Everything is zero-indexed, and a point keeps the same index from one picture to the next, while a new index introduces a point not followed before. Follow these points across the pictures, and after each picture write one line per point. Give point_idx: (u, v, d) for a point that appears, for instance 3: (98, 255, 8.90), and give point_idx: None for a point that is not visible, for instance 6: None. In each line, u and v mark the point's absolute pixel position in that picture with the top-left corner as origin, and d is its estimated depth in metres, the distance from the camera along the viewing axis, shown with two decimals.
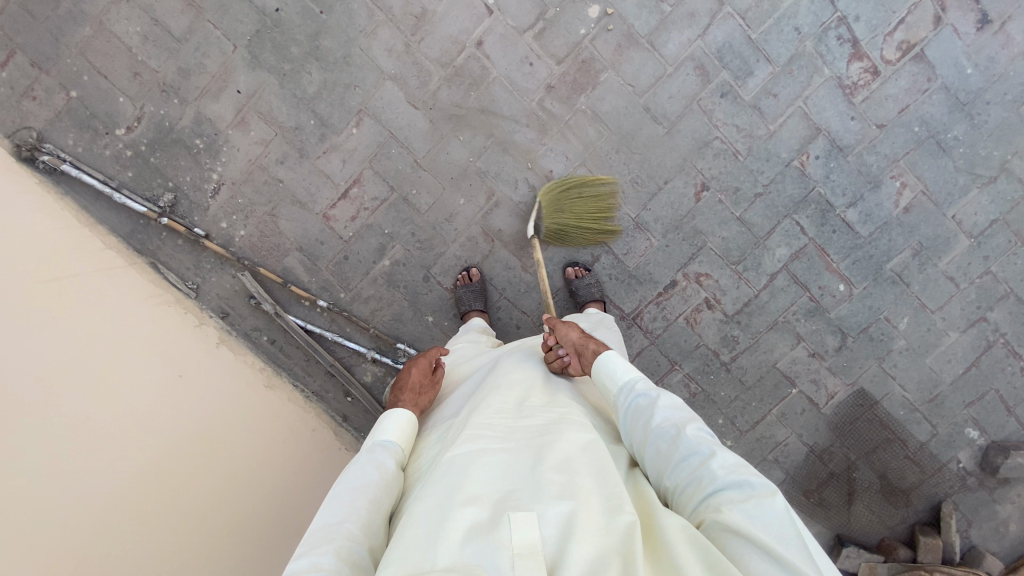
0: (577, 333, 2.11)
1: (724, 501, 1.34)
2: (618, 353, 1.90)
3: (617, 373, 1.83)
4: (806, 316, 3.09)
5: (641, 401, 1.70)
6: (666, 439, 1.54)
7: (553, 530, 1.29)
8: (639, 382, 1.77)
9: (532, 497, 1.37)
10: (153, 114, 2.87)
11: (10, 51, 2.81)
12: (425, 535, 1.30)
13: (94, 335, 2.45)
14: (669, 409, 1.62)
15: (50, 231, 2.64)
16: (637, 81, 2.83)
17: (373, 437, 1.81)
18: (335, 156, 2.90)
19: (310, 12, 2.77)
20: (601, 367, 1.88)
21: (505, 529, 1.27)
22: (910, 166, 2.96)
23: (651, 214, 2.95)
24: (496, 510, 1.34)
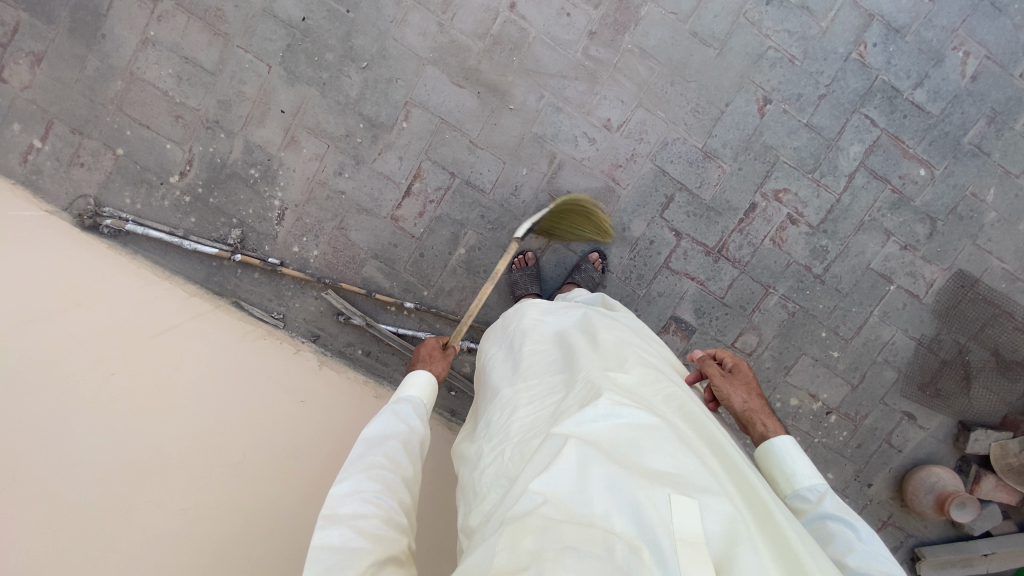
0: (738, 401, 1.88)
1: None
2: (795, 444, 1.68)
3: (800, 475, 1.62)
4: (892, 210, 3.02)
5: (843, 530, 1.47)
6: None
7: (717, 524, 1.21)
8: (822, 492, 1.57)
9: (688, 481, 1.29)
10: (202, 153, 2.84)
11: (48, 122, 2.77)
12: (572, 497, 1.24)
13: (208, 365, 2.33)
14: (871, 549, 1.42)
15: (128, 287, 2.55)
16: (678, 8, 2.74)
17: (404, 387, 1.85)
18: (391, 156, 2.86)
19: (337, 14, 2.71)
20: (772, 456, 1.68)
21: (660, 505, 1.19)
22: (969, 33, 2.87)
23: (718, 139, 2.88)
24: (649, 481, 1.25)
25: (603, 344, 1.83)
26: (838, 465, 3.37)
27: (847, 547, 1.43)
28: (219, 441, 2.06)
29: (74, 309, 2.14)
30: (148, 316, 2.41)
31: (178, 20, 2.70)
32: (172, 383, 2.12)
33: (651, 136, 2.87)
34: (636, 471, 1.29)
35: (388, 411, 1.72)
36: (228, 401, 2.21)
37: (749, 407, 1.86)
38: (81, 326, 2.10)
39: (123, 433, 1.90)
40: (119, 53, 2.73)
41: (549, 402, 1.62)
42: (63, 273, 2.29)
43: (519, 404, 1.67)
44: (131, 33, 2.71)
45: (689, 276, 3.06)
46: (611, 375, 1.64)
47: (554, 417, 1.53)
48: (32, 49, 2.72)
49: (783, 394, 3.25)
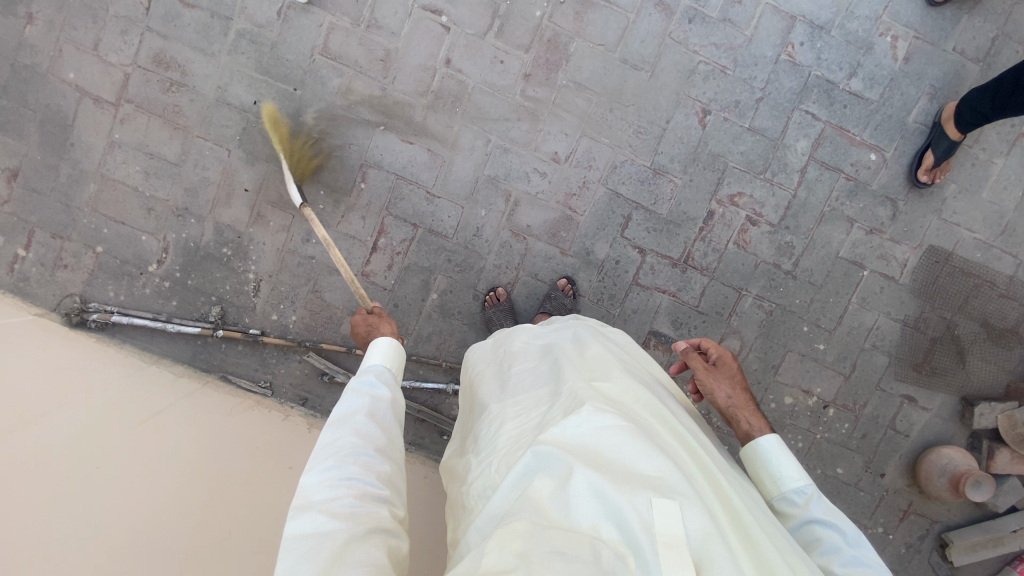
0: (722, 395, 1.88)
1: None
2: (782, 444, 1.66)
3: (789, 477, 1.60)
4: (850, 197, 3.04)
5: (830, 532, 1.49)
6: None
7: (694, 523, 1.19)
8: (811, 493, 1.57)
9: (666, 481, 1.27)
10: (176, 239, 2.98)
11: (30, 231, 2.96)
12: (555, 506, 1.20)
13: (195, 441, 2.37)
14: (858, 551, 1.45)
15: (108, 380, 2.58)
16: (606, 39, 2.86)
17: (366, 359, 1.84)
18: (354, 217, 2.97)
19: (285, 93, 2.85)
20: (762, 457, 1.66)
21: (643, 507, 1.17)
22: (894, 18, 2.93)
23: (665, 156, 2.96)
24: (632, 483, 1.23)
25: (589, 356, 1.82)
26: (846, 458, 3.30)
27: (834, 552, 1.45)
28: (210, 507, 2.06)
29: (54, 410, 2.16)
30: (128, 406, 2.42)
31: (139, 121, 2.87)
32: (159, 455, 2.16)
33: (599, 162, 2.96)
34: (617, 473, 1.27)
35: (352, 388, 1.70)
36: (214, 470, 2.23)
37: (733, 401, 1.86)
38: (63, 425, 2.11)
39: (109, 515, 1.85)
40: (88, 158, 2.91)
41: (533, 414, 1.59)
42: (35, 375, 2.30)
43: (506, 418, 1.64)
44: (98, 139, 2.89)
45: (660, 289, 3.09)
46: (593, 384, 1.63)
47: (537, 426, 1.51)
48: (9, 166, 2.92)
49: (776, 394, 3.22)
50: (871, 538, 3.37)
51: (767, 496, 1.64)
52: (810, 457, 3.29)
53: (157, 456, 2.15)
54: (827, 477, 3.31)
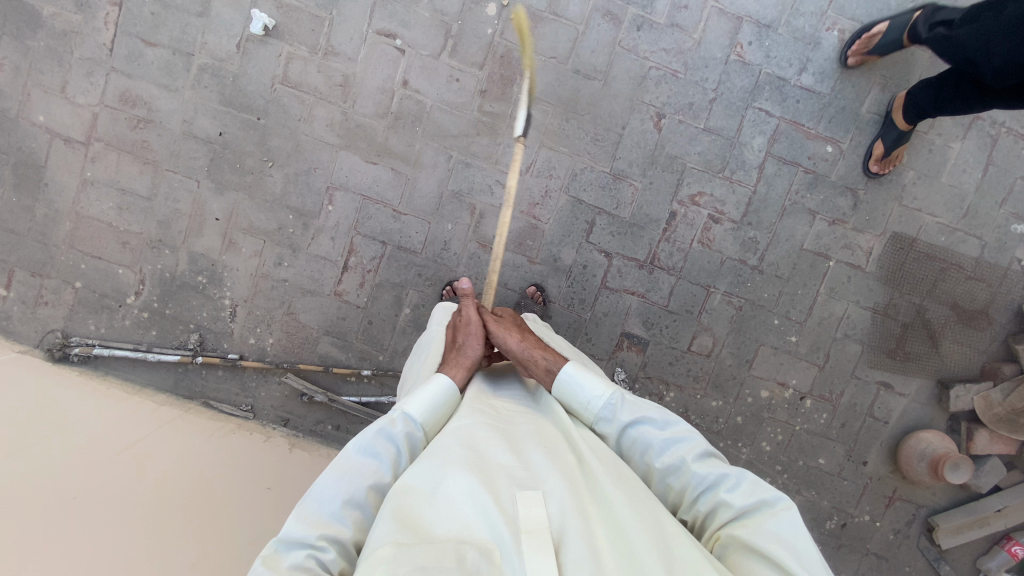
0: (516, 339, 1.99)
1: (751, 526, 1.42)
2: (580, 370, 1.77)
3: (593, 397, 1.73)
4: (810, 190, 3.08)
5: (644, 425, 1.68)
6: (680, 474, 1.58)
7: (556, 507, 1.34)
8: (615, 402, 1.71)
9: (535, 475, 1.44)
10: (152, 271, 3.05)
11: (10, 271, 3.04)
12: (428, 514, 1.34)
13: (177, 463, 2.43)
14: (672, 437, 1.63)
15: (93, 411, 2.64)
16: (557, 52, 2.93)
17: (407, 401, 1.69)
18: (324, 238, 3.04)
19: (248, 122, 2.93)
20: (564, 391, 1.78)
21: (505, 506, 1.33)
22: (840, 12, 2.97)
23: (624, 161, 3.02)
24: (498, 483, 1.39)
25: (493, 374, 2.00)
26: (827, 449, 3.31)
27: (652, 447, 1.64)
28: (186, 523, 2.11)
29: (34, 443, 2.20)
30: (108, 436, 2.47)
31: (110, 158, 2.96)
32: (140, 475, 2.24)
33: (559, 171, 3.03)
34: (485, 471, 1.42)
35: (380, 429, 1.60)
36: (193, 489, 2.30)
37: (526, 348, 1.97)
38: (46, 449, 2.18)
39: (77, 537, 1.87)
40: (62, 197, 2.99)
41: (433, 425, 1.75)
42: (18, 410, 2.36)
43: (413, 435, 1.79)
44: (71, 178, 2.97)
45: (629, 291, 3.13)
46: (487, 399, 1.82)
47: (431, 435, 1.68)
48: None
49: (752, 388, 3.24)
50: (859, 526, 3.39)
51: (587, 422, 1.76)
52: (791, 450, 3.31)
53: (138, 475, 2.23)
54: (809, 468, 3.32)
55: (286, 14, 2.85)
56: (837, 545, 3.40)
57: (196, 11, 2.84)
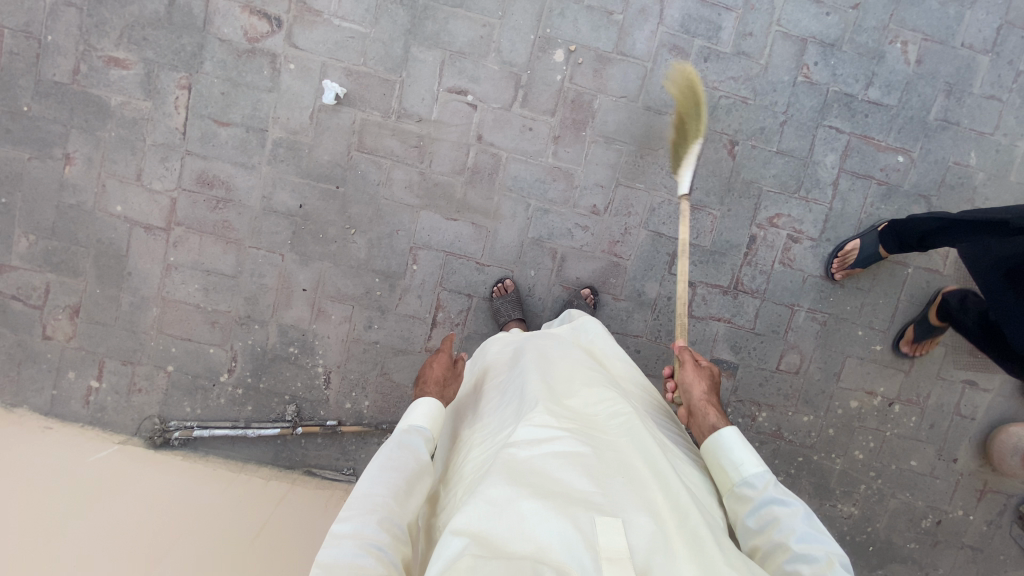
0: (701, 390, 1.92)
1: None
2: (743, 439, 1.64)
3: (746, 463, 1.59)
4: (884, 201, 3.10)
5: (775, 508, 1.50)
6: (816, 565, 1.36)
7: (639, 542, 1.20)
8: (770, 480, 1.56)
9: (617, 503, 1.28)
10: (243, 347, 3.05)
11: (100, 362, 3.03)
12: (497, 527, 1.19)
13: (295, 547, 2.34)
14: (812, 530, 1.44)
15: (209, 497, 2.60)
16: (627, 91, 2.94)
17: (410, 415, 1.72)
18: (411, 297, 3.05)
19: (328, 192, 2.93)
20: (721, 444, 1.67)
21: (585, 523, 1.19)
22: (901, 24, 3.00)
23: (700, 191, 3.04)
24: (574, 502, 1.25)
25: (556, 371, 1.82)
26: (918, 450, 3.36)
27: (789, 530, 1.45)
28: None
29: (172, 542, 2.15)
30: (235, 518, 2.44)
31: (192, 241, 2.95)
32: (259, 562, 2.16)
33: (638, 208, 3.04)
34: (561, 494, 1.27)
35: (394, 445, 1.61)
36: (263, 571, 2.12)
37: (703, 400, 1.89)
38: (183, 546, 2.14)
39: None
40: (147, 284, 2.98)
41: (495, 432, 1.59)
42: (134, 506, 2.31)
43: (476, 443, 1.62)
44: (154, 264, 2.96)
45: (715, 318, 3.16)
46: (559, 398, 1.64)
47: (491, 445, 1.53)
48: (69, 303, 2.99)
49: (842, 399, 3.29)
50: (953, 522, 3.43)
51: (727, 483, 1.62)
52: (884, 455, 3.36)
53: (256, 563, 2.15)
54: (902, 471, 3.37)
55: (357, 81, 2.85)
56: (933, 542, 3.43)
57: (267, 87, 2.84)
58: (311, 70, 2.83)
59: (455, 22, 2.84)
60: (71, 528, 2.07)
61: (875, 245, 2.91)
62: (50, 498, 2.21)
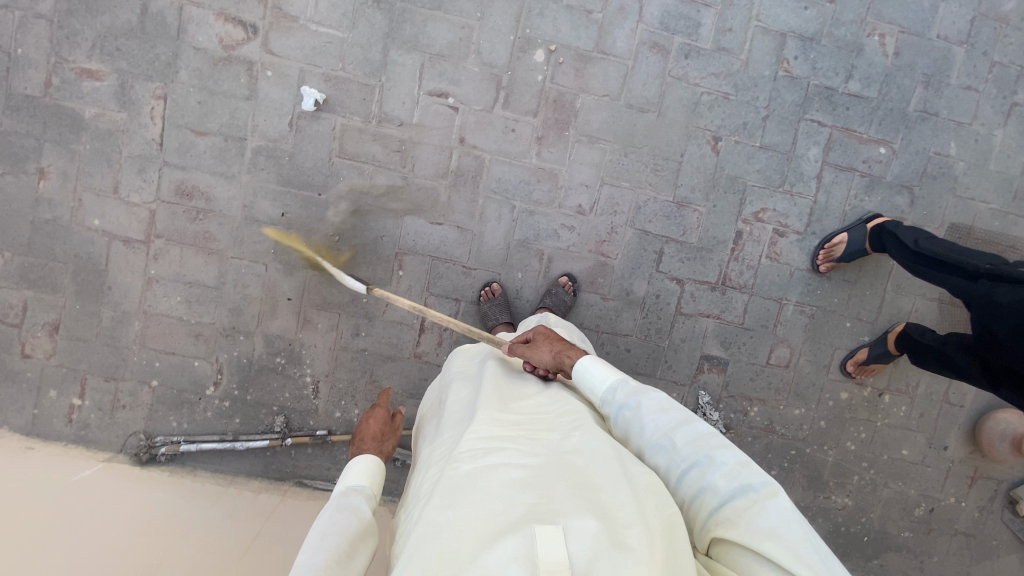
0: (547, 350, 1.98)
1: (738, 513, 1.32)
2: (597, 361, 1.81)
3: (601, 385, 1.75)
4: (867, 192, 3.12)
5: (626, 414, 1.65)
6: (664, 453, 1.52)
7: (584, 547, 1.16)
8: (621, 388, 1.71)
9: (558, 509, 1.26)
10: (229, 359, 3.01)
11: (82, 379, 2.97)
12: (442, 557, 1.19)
13: (289, 561, 2.30)
14: (657, 416, 1.59)
15: (200, 514, 2.55)
16: (609, 89, 2.93)
17: (347, 478, 1.69)
18: (398, 303, 3.02)
19: (311, 200, 2.89)
20: (581, 377, 1.81)
21: (524, 538, 1.17)
22: (879, 16, 3.01)
23: (685, 188, 3.03)
24: (515, 521, 1.23)
25: (496, 389, 1.81)
26: (909, 439, 3.38)
27: (642, 429, 1.59)
28: None
29: (158, 564, 2.08)
30: (224, 536, 2.38)
31: (172, 253, 2.90)
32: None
33: (623, 206, 3.03)
34: (500, 513, 1.26)
35: (333, 508, 1.56)
36: None
37: (554, 356, 1.96)
38: (174, 563, 2.10)
39: None
40: (128, 298, 2.93)
41: (437, 455, 1.57)
42: (122, 526, 2.26)
43: (424, 467, 1.60)
44: (134, 278, 2.91)
45: (704, 314, 3.16)
46: (505, 413, 1.64)
47: (437, 467, 1.53)
48: (48, 320, 2.93)
49: (832, 391, 3.30)
50: (945, 509, 3.45)
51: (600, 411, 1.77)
52: (875, 445, 3.37)
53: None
54: (894, 460, 3.39)
55: (336, 86, 2.82)
56: (927, 530, 3.45)
57: (244, 94, 2.79)
58: (289, 76, 2.80)
59: (433, 25, 2.82)
60: (57, 548, 2.01)
61: (863, 240, 2.92)
62: (34, 519, 2.14)
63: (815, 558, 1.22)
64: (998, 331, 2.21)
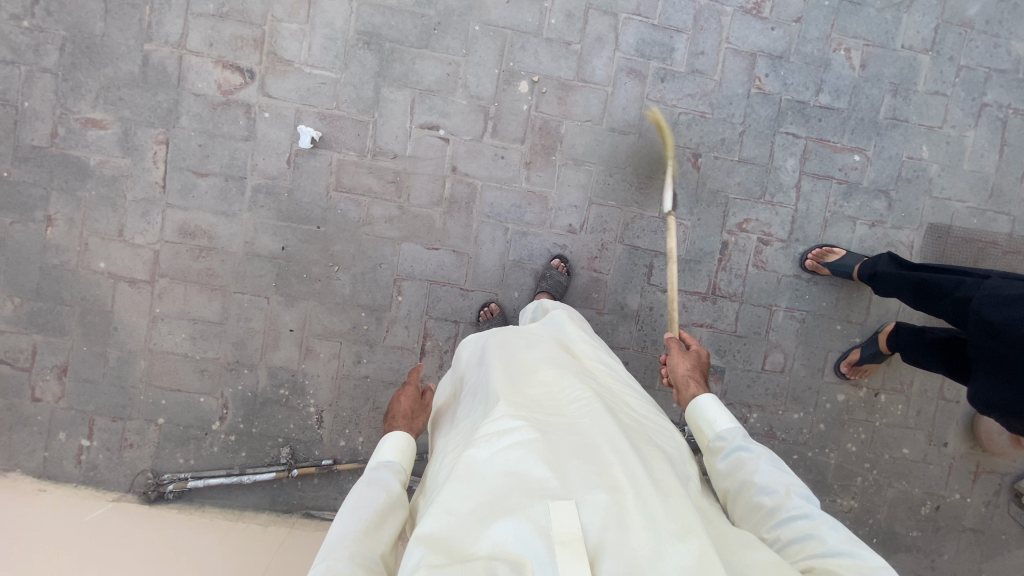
0: (686, 365, 2.09)
1: (843, 565, 1.33)
2: (719, 402, 1.88)
3: (719, 421, 1.83)
4: (846, 198, 3.24)
5: (742, 454, 1.72)
6: (776, 497, 1.55)
7: (596, 517, 1.22)
8: (740, 434, 1.78)
9: (571, 484, 1.31)
10: (234, 393, 3.05)
11: (89, 421, 3.01)
12: (464, 535, 1.25)
13: None
14: (773, 469, 1.64)
15: (206, 548, 2.55)
16: (592, 114, 3.07)
17: (377, 456, 1.75)
18: (398, 328, 3.09)
19: (310, 233, 2.99)
20: (698, 409, 1.90)
21: (539, 514, 1.23)
22: (842, 33, 3.18)
23: (670, 203, 3.15)
24: (530, 494, 1.28)
25: (515, 366, 1.82)
26: (909, 438, 3.42)
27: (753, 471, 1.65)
28: None
29: None
30: (232, 569, 2.39)
31: (177, 292, 2.98)
32: None
33: (612, 224, 3.13)
34: (516, 487, 1.32)
35: (364, 483, 1.64)
36: None
37: (685, 374, 2.06)
38: None
39: None
40: (134, 337, 2.99)
41: (460, 436, 1.61)
42: (128, 561, 2.28)
43: (447, 447, 1.64)
44: (139, 317, 2.98)
45: (698, 324, 3.24)
46: (515, 392, 1.67)
47: (452, 450, 1.57)
48: (55, 363, 2.98)
49: (829, 394, 3.35)
50: (952, 506, 3.46)
51: (707, 444, 1.84)
52: (876, 445, 3.41)
53: None
54: (896, 459, 3.42)
55: (330, 124, 2.95)
56: (935, 528, 3.46)
57: (243, 136, 2.92)
58: (285, 117, 2.93)
59: (421, 62, 2.96)
60: None
61: (857, 261, 3.04)
62: (41, 559, 2.17)
63: None
64: (991, 317, 2.16)
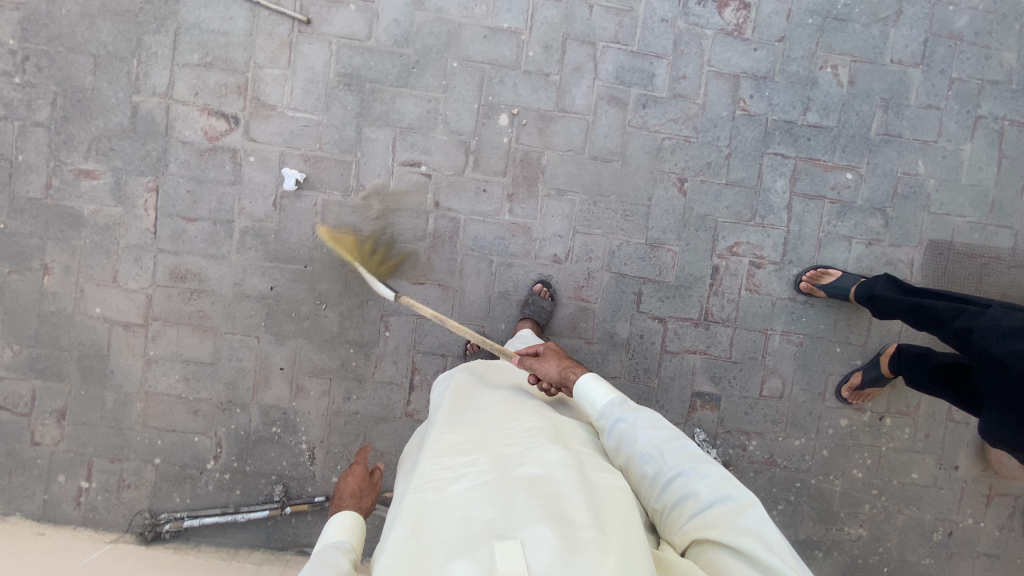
0: (555, 365, 2.06)
1: (720, 519, 1.40)
2: (597, 377, 1.85)
3: (599, 399, 1.80)
4: (840, 218, 3.16)
5: (622, 426, 1.69)
6: (654, 463, 1.57)
7: (540, 555, 1.21)
8: (617, 404, 1.76)
9: (516, 521, 1.31)
10: (227, 432, 3.09)
11: (88, 462, 3.07)
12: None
13: None
14: (649, 429, 1.65)
15: None
16: (573, 144, 3.06)
17: (326, 534, 1.68)
18: (386, 363, 3.09)
19: (297, 272, 3.02)
20: (580, 393, 1.86)
21: (484, 555, 1.22)
22: (828, 50, 3.12)
23: (657, 229, 3.11)
24: (476, 535, 1.28)
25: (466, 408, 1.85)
26: (918, 462, 3.28)
27: (633, 441, 1.64)
28: None
29: None
30: None
31: (169, 334, 3.04)
32: None
33: (598, 252, 3.11)
34: (459, 528, 1.32)
35: (312, 562, 1.55)
36: None
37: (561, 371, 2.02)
38: None
39: None
40: (129, 380, 3.06)
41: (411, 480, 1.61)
42: None
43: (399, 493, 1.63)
44: (134, 360, 3.05)
45: (690, 351, 3.17)
46: (466, 431, 1.69)
47: (403, 492, 1.58)
48: (55, 407, 3.05)
49: (831, 419, 3.25)
50: (965, 532, 3.31)
51: (595, 424, 1.81)
52: (883, 471, 3.28)
53: None
54: (905, 485, 3.29)
55: (314, 165, 2.99)
56: (948, 555, 3.31)
57: (229, 180, 2.98)
58: (270, 160, 2.98)
59: (401, 101, 3.00)
60: None
61: (853, 282, 2.95)
62: None
63: (784, 551, 1.34)
64: (993, 350, 2.07)
